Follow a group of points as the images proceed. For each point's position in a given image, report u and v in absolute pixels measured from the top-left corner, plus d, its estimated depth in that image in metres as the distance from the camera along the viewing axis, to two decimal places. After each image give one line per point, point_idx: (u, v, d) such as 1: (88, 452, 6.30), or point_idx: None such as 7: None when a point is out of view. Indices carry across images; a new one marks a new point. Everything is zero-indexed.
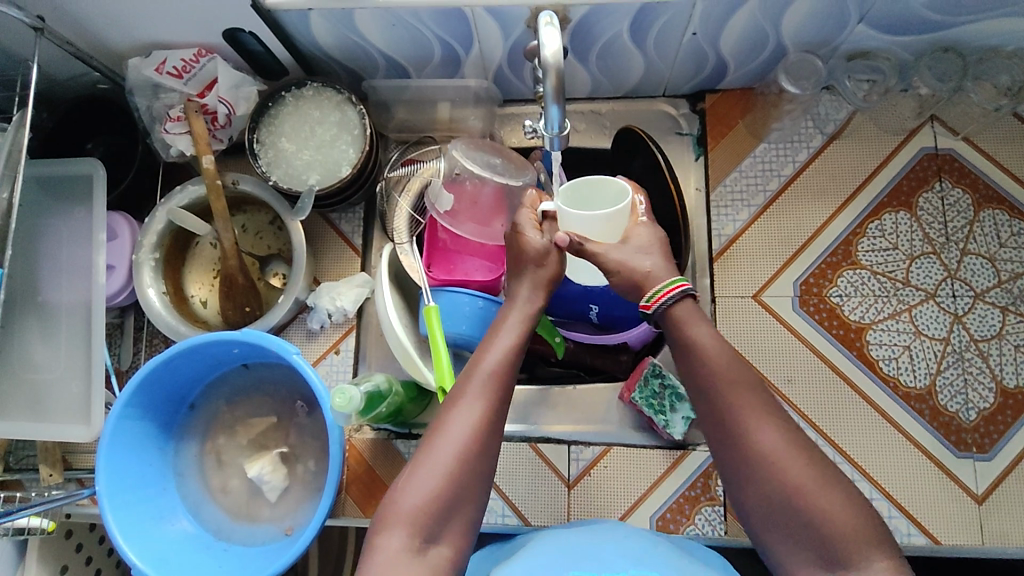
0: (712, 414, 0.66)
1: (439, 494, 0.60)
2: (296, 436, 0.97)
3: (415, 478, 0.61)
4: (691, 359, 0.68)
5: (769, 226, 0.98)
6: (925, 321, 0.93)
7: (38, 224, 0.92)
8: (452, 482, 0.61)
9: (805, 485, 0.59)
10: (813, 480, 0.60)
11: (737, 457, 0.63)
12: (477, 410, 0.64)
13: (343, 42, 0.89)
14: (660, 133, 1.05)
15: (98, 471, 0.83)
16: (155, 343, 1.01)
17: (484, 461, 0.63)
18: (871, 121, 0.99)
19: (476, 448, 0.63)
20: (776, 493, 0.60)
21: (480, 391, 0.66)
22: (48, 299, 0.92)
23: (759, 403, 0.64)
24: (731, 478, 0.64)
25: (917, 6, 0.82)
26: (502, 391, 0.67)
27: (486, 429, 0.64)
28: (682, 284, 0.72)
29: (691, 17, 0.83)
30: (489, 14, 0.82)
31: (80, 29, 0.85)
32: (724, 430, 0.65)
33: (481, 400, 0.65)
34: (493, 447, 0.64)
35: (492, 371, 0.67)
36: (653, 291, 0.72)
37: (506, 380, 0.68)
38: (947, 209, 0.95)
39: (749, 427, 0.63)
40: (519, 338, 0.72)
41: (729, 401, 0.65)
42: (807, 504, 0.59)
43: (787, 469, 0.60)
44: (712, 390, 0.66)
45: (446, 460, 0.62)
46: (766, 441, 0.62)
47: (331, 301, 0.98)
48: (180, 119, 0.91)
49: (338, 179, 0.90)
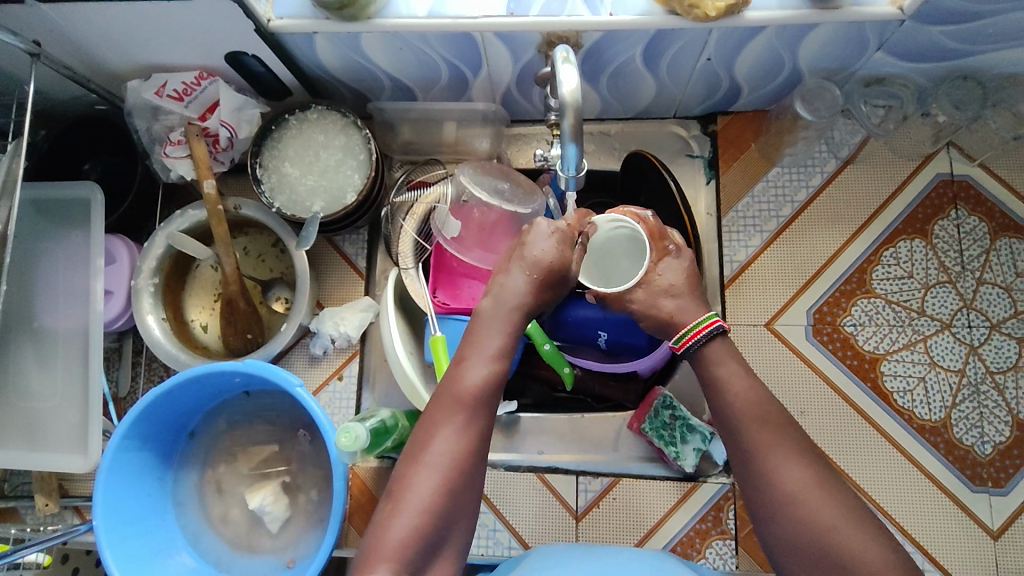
0: (737, 452, 0.64)
1: (418, 534, 0.58)
2: (298, 465, 0.95)
3: (396, 513, 0.59)
4: (718, 394, 0.66)
5: (782, 253, 0.96)
6: (940, 352, 0.91)
7: (33, 248, 0.90)
8: (433, 520, 0.59)
9: (831, 523, 0.58)
10: (846, 520, 0.58)
11: (762, 493, 0.61)
12: (456, 436, 0.62)
13: (349, 64, 0.87)
14: (670, 155, 1.02)
15: (95, 506, 0.81)
16: (154, 367, 0.99)
17: (464, 488, 0.61)
18: (886, 147, 0.97)
19: (455, 477, 0.61)
20: (804, 534, 0.58)
21: (459, 415, 0.63)
22: (44, 325, 0.90)
23: (789, 441, 0.62)
24: (754, 513, 0.62)
25: (938, 34, 0.80)
26: (484, 417, 0.64)
27: (466, 456, 0.62)
28: (714, 322, 0.69)
29: (706, 43, 0.81)
30: (500, 38, 0.80)
31: (78, 52, 0.82)
32: (749, 466, 0.62)
33: (460, 425, 0.63)
34: (474, 472, 0.63)
35: (472, 391, 0.65)
36: (682, 332, 0.70)
37: (489, 404, 0.65)
38: (963, 237, 0.94)
39: (778, 466, 0.60)
40: (505, 349, 0.69)
41: (757, 438, 0.62)
42: (836, 543, 0.57)
43: (815, 508, 0.58)
44: (736, 427, 0.64)
45: (425, 492, 0.60)
46: (793, 477, 0.60)
47: (335, 326, 0.96)
48: (181, 143, 0.89)
49: (344, 206, 0.88)
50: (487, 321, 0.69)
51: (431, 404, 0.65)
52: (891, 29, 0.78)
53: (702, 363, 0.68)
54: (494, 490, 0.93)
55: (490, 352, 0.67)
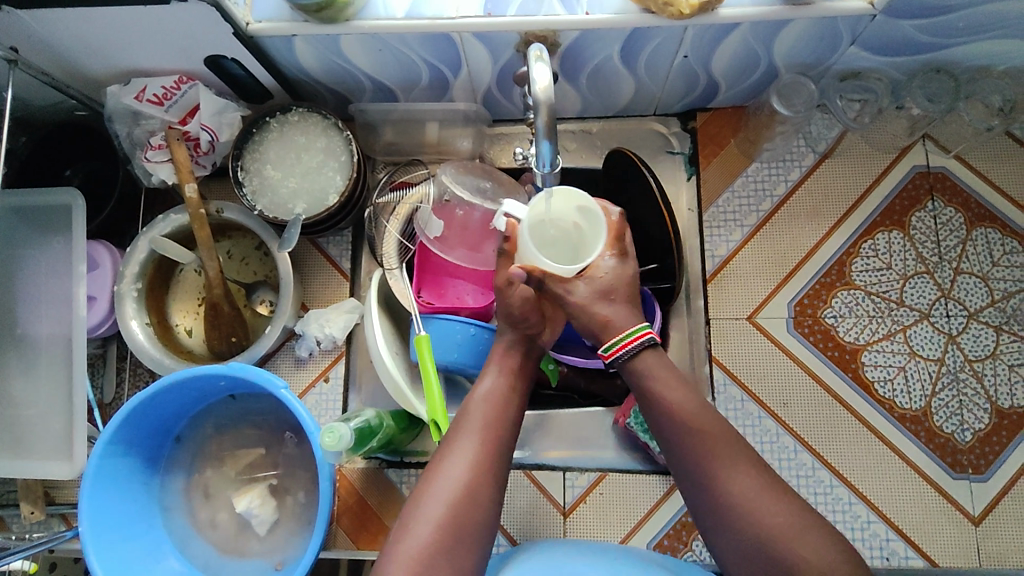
0: (684, 464, 0.67)
1: (432, 544, 0.62)
2: (285, 467, 0.95)
3: (410, 525, 0.64)
4: (657, 405, 0.69)
5: (762, 246, 0.97)
6: (919, 341, 0.92)
7: (15, 255, 0.90)
8: (446, 531, 0.63)
9: (780, 526, 0.61)
10: (796, 525, 0.61)
11: (712, 501, 0.64)
12: (467, 454, 0.67)
13: (329, 66, 0.87)
14: (651, 152, 1.03)
15: (82, 512, 0.81)
16: (140, 372, 0.99)
17: (478, 503, 0.65)
18: (863, 140, 0.99)
19: (468, 492, 0.65)
20: (753, 538, 0.61)
21: (470, 436, 0.69)
22: (26, 332, 0.89)
23: (733, 446, 0.66)
24: (706, 524, 0.65)
25: (909, 29, 0.81)
26: (494, 435, 0.70)
27: (478, 472, 0.67)
28: (646, 334, 0.72)
29: (682, 41, 0.82)
30: (478, 38, 0.80)
31: (56, 58, 0.82)
32: (698, 475, 0.66)
33: (471, 445, 0.68)
34: (488, 489, 0.66)
35: (481, 416, 0.71)
36: (615, 340, 0.72)
37: (498, 424, 0.71)
38: (940, 228, 0.95)
39: (726, 472, 0.64)
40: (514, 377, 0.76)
41: (702, 447, 0.66)
42: (784, 547, 0.60)
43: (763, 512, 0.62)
44: (680, 440, 0.67)
45: (437, 506, 0.64)
46: (742, 485, 0.64)
47: (320, 328, 0.96)
48: (162, 147, 0.90)
49: (325, 207, 0.89)
50: (490, 363, 0.77)
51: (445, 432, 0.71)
52: (863, 23, 0.79)
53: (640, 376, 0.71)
54: None
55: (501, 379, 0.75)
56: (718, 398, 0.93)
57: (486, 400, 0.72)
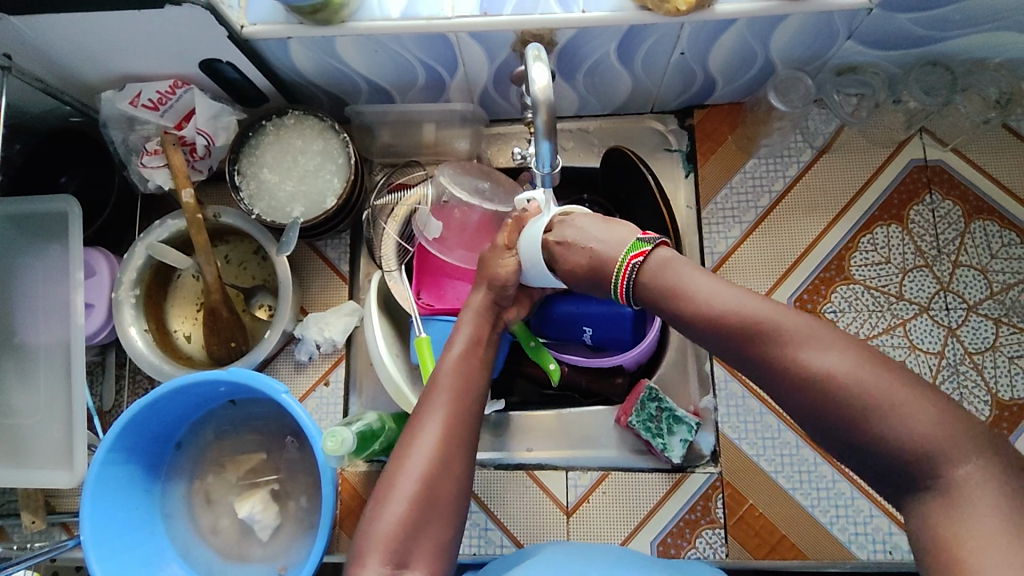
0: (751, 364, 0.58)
1: (407, 521, 0.62)
2: (287, 472, 0.95)
3: (386, 502, 0.63)
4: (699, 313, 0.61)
5: (762, 243, 0.97)
6: (919, 335, 0.92)
7: (13, 263, 0.89)
8: (421, 508, 0.63)
9: (873, 394, 0.51)
10: (897, 391, 0.51)
11: (794, 391, 0.55)
12: (439, 427, 0.67)
13: (325, 68, 0.87)
14: (649, 149, 1.03)
15: (83, 520, 0.80)
16: (139, 379, 0.98)
17: (450, 478, 0.65)
18: (861, 135, 0.99)
19: (441, 467, 0.65)
20: (847, 422, 0.52)
21: (441, 410, 0.68)
22: (24, 341, 0.89)
23: (800, 322, 0.57)
24: (798, 419, 0.56)
25: (905, 22, 0.81)
26: (464, 407, 0.69)
27: (450, 447, 0.66)
28: (633, 256, 0.67)
29: (679, 38, 0.82)
30: (474, 38, 0.80)
31: (49, 64, 0.82)
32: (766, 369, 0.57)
33: (442, 418, 0.68)
34: (461, 464, 0.66)
35: (451, 389, 0.70)
36: (614, 283, 0.68)
37: (467, 395, 0.71)
38: (938, 221, 0.95)
39: (803, 356, 0.55)
40: (478, 345, 0.76)
41: (768, 343, 0.57)
42: (884, 421, 0.51)
43: (849, 384, 0.52)
44: (741, 340, 0.58)
45: (412, 481, 0.63)
46: (819, 359, 0.54)
47: (319, 331, 0.96)
48: (158, 153, 0.89)
49: (323, 211, 0.88)
50: (457, 333, 0.77)
51: (415, 406, 0.70)
52: (859, 18, 0.79)
53: (670, 282, 0.64)
54: (484, 490, 0.94)
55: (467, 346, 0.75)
56: (720, 396, 0.94)
57: (455, 372, 0.72)
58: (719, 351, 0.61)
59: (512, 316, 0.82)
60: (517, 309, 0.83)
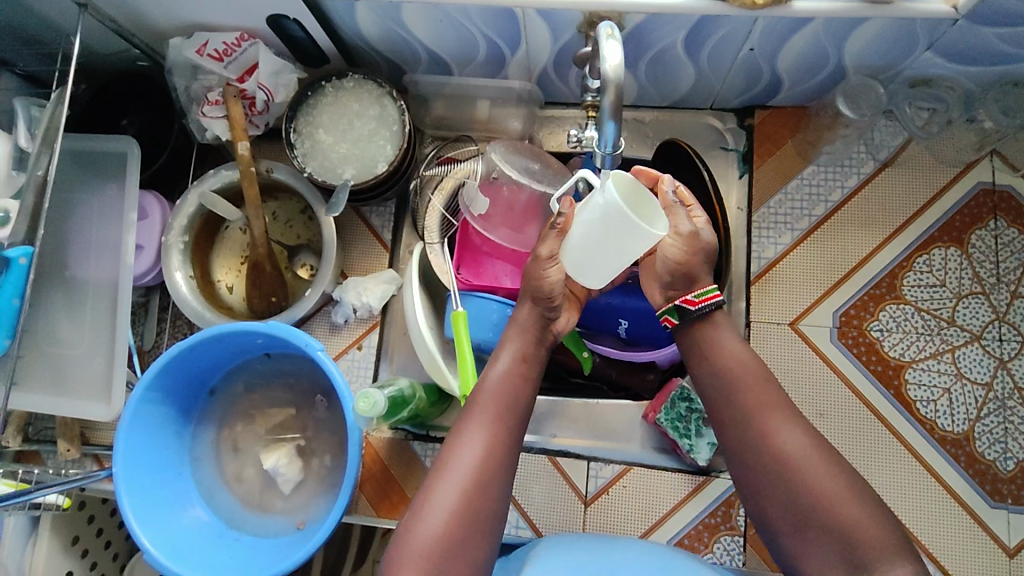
0: (739, 433, 0.68)
1: (445, 539, 0.62)
2: (313, 429, 0.97)
3: (423, 517, 0.63)
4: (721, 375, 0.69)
5: (811, 252, 0.94)
6: (967, 363, 0.89)
7: (71, 198, 0.91)
8: (458, 527, 0.63)
9: (831, 491, 0.61)
10: (851, 502, 0.61)
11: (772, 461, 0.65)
12: (479, 445, 0.67)
13: (388, 35, 0.87)
14: (704, 146, 1.01)
15: (116, 453, 0.82)
16: (178, 324, 1.01)
17: (489, 496, 0.65)
18: (928, 151, 0.95)
19: (480, 487, 0.65)
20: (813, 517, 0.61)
21: (482, 427, 0.68)
22: (75, 275, 0.91)
23: (784, 415, 0.66)
24: (759, 491, 0.65)
25: (991, 37, 0.77)
26: (507, 425, 0.69)
27: (490, 465, 0.66)
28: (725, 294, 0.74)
29: (750, 33, 0.80)
30: (541, 15, 0.79)
31: (123, 6, 0.83)
32: (750, 450, 0.66)
33: (483, 436, 0.67)
34: (500, 477, 0.67)
35: (495, 401, 0.70)
36: (702, 290, 0.72)
37: (510, 411, 0.70)
38: (1000, 249, 0.92)
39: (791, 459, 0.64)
40: (529, 353, 0.75)
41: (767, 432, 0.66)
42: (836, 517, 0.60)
43: (816, 478, 0.62)
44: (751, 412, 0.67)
45: (449, 499, 0.64)
46: (792, 441, 0.65)
47: (357, 296, 0.96)
48: (219, 103, 0.90)
49: (374, 175, 0.89)
50: (506, 343, 0.75)
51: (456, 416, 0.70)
52: (943, 28, 0.76)
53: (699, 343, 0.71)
54: None
55: (513, 354, 0.74)
56: None
57: (500, 385, 0.71)
58: (724, 410, 0.69)
59: (560, 325, 0.79)
60: (566, 317, 0.80)
